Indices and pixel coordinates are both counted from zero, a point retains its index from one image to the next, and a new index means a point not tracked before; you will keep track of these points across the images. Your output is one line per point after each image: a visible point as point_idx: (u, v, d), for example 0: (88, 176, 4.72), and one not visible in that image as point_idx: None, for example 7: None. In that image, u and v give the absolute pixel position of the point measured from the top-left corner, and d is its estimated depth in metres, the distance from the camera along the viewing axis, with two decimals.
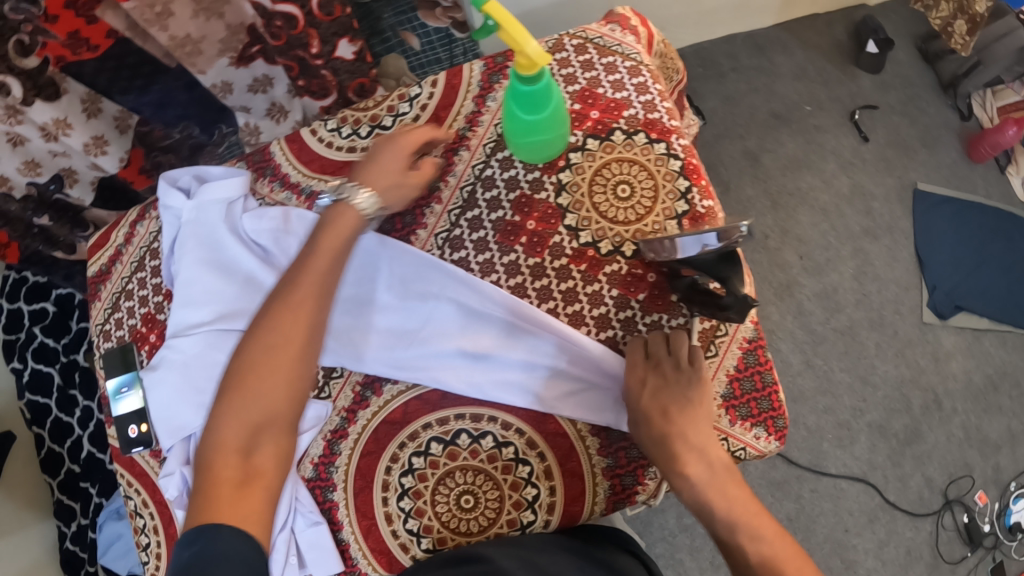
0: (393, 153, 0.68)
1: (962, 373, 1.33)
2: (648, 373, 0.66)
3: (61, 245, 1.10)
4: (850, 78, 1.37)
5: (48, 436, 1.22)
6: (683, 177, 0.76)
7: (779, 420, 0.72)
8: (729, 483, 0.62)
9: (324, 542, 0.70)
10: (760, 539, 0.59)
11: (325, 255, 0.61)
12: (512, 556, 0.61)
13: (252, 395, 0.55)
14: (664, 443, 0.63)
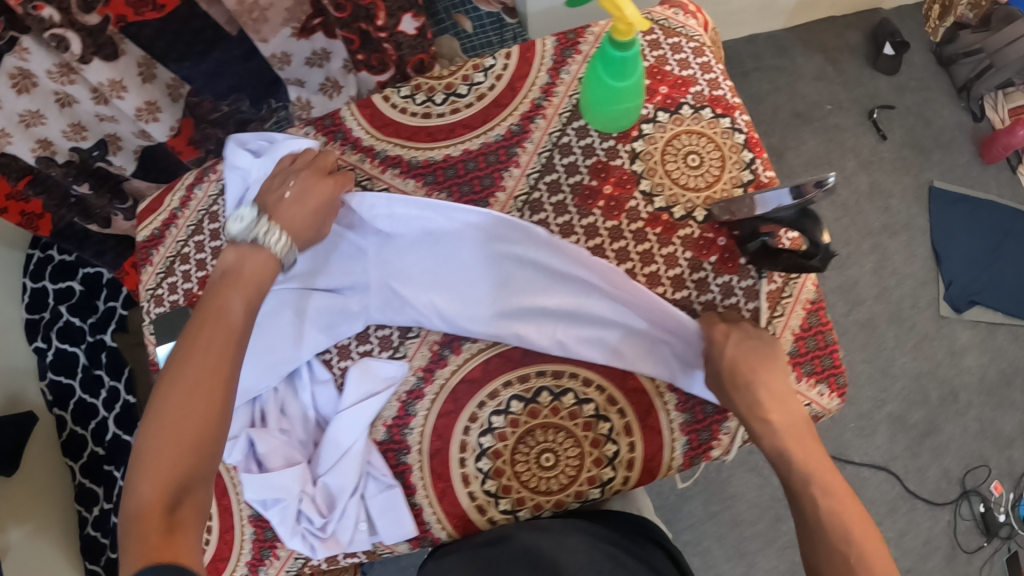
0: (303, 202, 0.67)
1: (977, 366, 1.36)
2: (733, 331, 0.67)
3: (96, 219, 1.08)
4: (868, 80, 1.41)
5: (71, 418, 1.22)
6: (747, 150, 0.79)
7: (840, 376, 0.74)
8: (807, 437, 0.64)
9: (397, 505, 0.69)
10: (832, 495, 0.60)
11: (240, 302, 0.62)
12: (550, 537, 0.63)
13: (173, 443, 0.53)
14: (748, 389, 0.65)
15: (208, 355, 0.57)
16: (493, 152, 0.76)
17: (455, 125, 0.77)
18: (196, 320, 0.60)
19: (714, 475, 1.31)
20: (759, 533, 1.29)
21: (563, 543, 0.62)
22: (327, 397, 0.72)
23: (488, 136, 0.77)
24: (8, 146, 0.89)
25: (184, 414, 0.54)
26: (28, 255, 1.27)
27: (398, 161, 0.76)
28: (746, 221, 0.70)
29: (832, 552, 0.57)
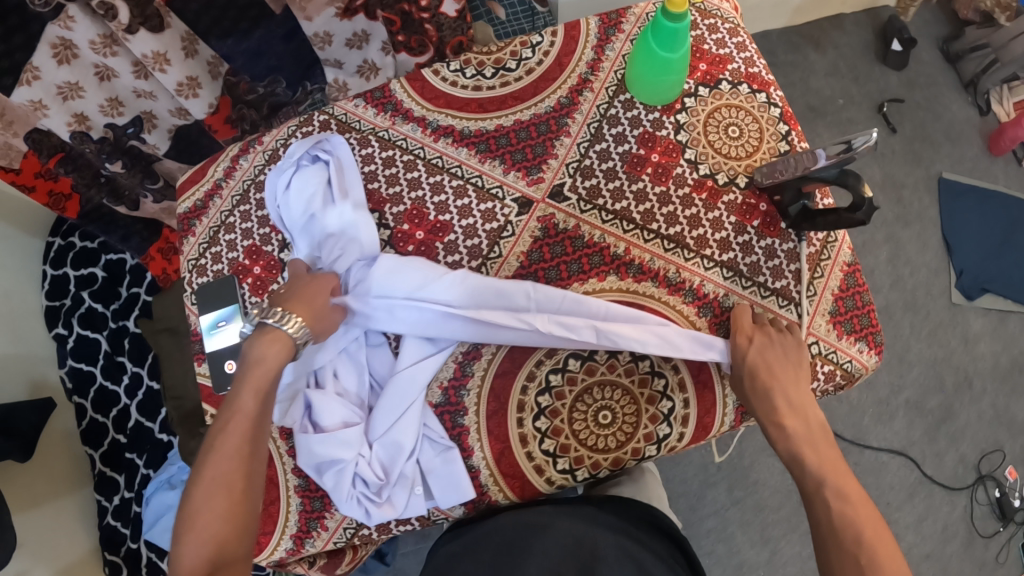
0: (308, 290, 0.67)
1: (990, 353, 1.38)
2: (754, 329, 0.70)
3: (126, 200, 1.07)
4: (879, 75, 1.45)
5: (91, 406, 1.22)
6: (783, 123, 0.82)
7: (877, 335, 0.76)
8: (823, 444, 0.66)
9: (454, 466, 0.69)
10: (844, 496, 0.61)
11: (252, 395, 0.61)
12: (562, 524, 0.65)
13: (207, 518, 0.56)
14: (766, 395, 0.67)
15: (230, 450, 0.58)
16: (544, 123, 0.79)
17: (506, 97, 0.80)
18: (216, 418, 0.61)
19: (736, 461, 1.32)
20: (782, 519, 1.30)
21: (571, 531, 0.65)
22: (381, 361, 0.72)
23: (539, 107, 0.80)
24: (44, 119, 0.87)
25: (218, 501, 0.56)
26: (48, 243, 1.27)
27: (450, 131, 0.78)
28: (789, 182, 0.73)
29: (841, 554, 0.58)
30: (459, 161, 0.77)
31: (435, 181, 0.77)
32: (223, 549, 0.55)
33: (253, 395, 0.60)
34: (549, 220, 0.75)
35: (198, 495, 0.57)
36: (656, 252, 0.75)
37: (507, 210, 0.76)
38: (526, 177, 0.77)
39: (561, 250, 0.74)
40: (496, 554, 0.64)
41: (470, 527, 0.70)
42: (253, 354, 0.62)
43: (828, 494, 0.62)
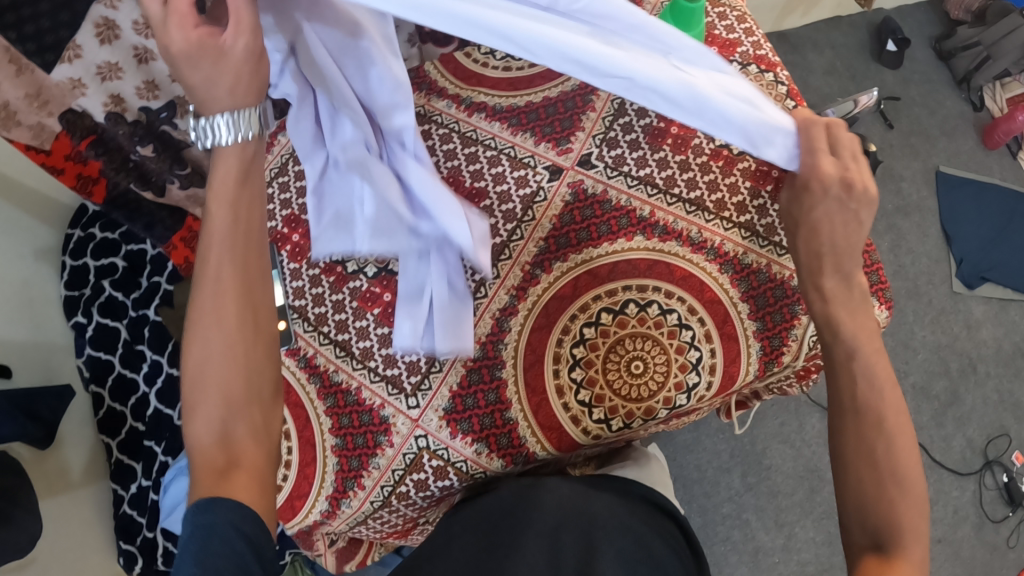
0: (194, 61, 0.49)
1: (992, 339, 1.41)
2: (832, 183, 0.62)
3: (152, 186, 1.10)
4: (875, 74, 1.52)
5: (108, 395, 1.23)
6: (790, 99, 0.84)
7: (887, 291, 0.79)
8: (862, 314, 0.65)
9: (466, 320, 0.73)
10: (869, 379, 0.63)
11: (225, 212, 0.54)
12: (560, 495, 0.66)
13: (210, 374, 0.54)
14: (816, 257, 0.66)
15: (217, 280, 0.54)
16: (571, 99, 0.82)
17: (534, 76, 0.83)
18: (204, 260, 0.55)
19: (749, 446, 1.34)
20: (796, 504, 1.31)
21: (569, 501, 0.65)
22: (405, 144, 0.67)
23: (565, 85, 0.83)
24: (82, 97, 0.91)
25: (222, 352, 0.54)
26: (67, 235, 1.28)
27: (483, 107, 0.82)
28: None
29: (858, 451, 0.61)
30: (492, 134, 0.81)
31: (469, 152, 0.80)
32: (232, 387, 0.54)
33: (225, 209, 0.54)
34: (579, 186, 0.79)
35: (197, 334, 0.54)
36: (679, 214, 0.77)
37: (539, 176, 0.79)
38: (555, 148, 0.80)
39: (591, 213, 0.77)
40: (498, 517, 0.66)
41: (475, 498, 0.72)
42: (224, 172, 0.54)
43: (857, 376, 0.63)
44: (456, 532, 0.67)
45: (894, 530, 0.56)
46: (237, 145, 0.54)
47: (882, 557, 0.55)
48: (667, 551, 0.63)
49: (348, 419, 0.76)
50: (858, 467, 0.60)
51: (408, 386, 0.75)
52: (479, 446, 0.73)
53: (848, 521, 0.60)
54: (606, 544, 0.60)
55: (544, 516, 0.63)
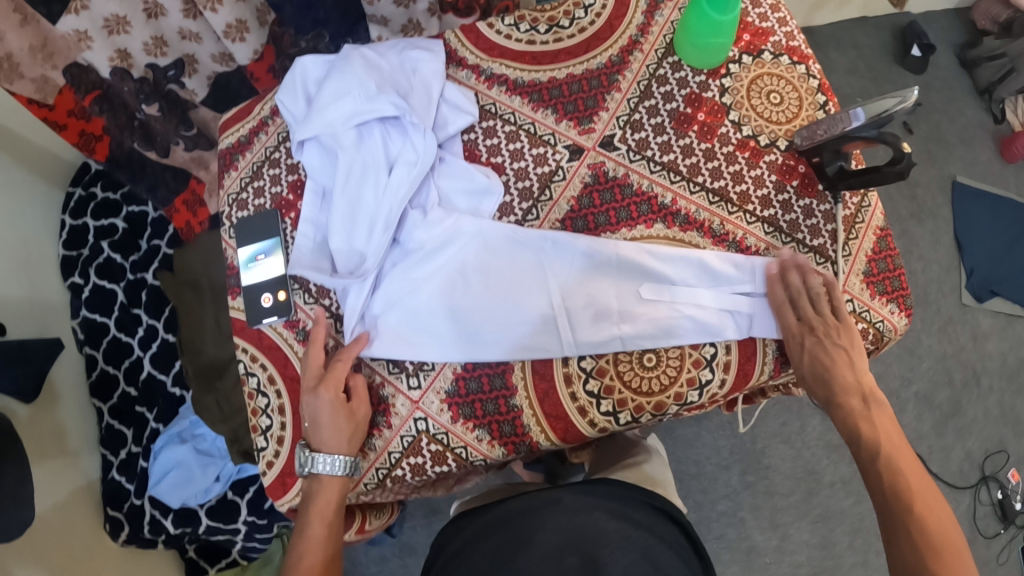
0: (329, 414, 0.68)
1: (997, 353, 1.39)
2: (805, 334, 0.69)
3: (157, 146, 1.07)
4: (897, 77, 1.48)
5: (103, 357, 1.20)
6: (821, 93, 0.82)
7: (907, 298, 0.76)
8: (884, 421, 0.68)
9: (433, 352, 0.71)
10: (892, 469, 0.65)
11: (320, 523, 0.68)
12: (563, 513, 0.65)
13: None
14: (825, 382, 0.68)
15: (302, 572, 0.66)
16: (595, 78, 0.80)
17: (559, 52, 0.81)
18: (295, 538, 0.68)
19: (749, 445, 1.33)
20: (793, 505, 1.30)
21: (574, 517, 0.64)
22: (411, 216, 0.72)
23: (590, 63, 0.81)
24: (87, 51, 0.89)
25: None
26: (68, 193, 1.26)
27: (504, 79, 0.80)
28: (828, 143, 0.74)
29: (900, 540, 0.61)
30: (512, 108, 0.79)
31: (487, 126, 0.78)
32: None
33: (323, 525, 0.67)
34: (599, 167, 0.76)
35: None
36: (701, 204, 0.76)
37: (558, 155, 0.77)
38: (577, 127, 0.78)
39: (610, 197, 0.75)
40: (498, 532, 0.65)
41: (482, 510, 0.72)
42: (315, 485, 0.69)
43: (879, 465, 0.65)
44: (461, 549, 0.67)
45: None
46: (336, 475, 0.69)
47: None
48: (675, 560, 0.63)
49: None
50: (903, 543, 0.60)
51: (411, 365, 0.72)
52: (481, 433, 0.70)
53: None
54: (613, 561, 0.59)
55: (547, 530, 0.62)
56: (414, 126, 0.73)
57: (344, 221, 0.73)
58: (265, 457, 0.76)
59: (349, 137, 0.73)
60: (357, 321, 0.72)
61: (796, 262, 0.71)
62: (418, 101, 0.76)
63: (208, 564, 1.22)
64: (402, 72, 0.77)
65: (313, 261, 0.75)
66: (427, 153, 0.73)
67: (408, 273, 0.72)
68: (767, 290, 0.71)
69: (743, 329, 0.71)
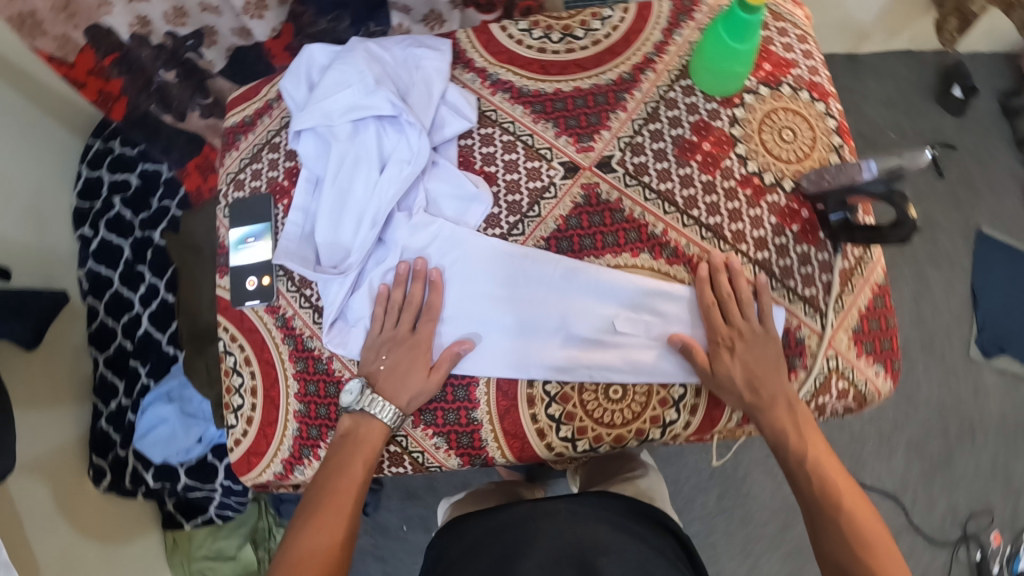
0: (411, 362, 0.69)
1: (998, 411, 1.35)
2: (738, 338, 0.69)
3: (173, 109, 1.08)
4: (934, 116, 1.43)
5: (104, 310, 1.23)
6: (837, 135, 0.80)
7: (896, 361, 0.75)
8: (811, 427, 0.69)
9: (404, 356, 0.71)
10: (819, 473, 0.67)
11: (360, 464, 0.68)
12: (558, 521, 0.65)
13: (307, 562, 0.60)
14: (755, 393, 0.68)
15: (335, 507, 0.65)
16: (603, 94, 0.79)
17: (569, 64, 0.80)
18: (325, 483, 0.67)
19: (730, 472, 1.31)
20: (766, 536, 1.29)
21: (569, 527, 0.64)
22: (397, 218, 0.73)
23: (599, 78, 0.80)
24: (108, 16, 0.92)
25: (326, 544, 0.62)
26: (87, 145, 1.29)
27: (508, 86, 0.79)
28: (832, 194, 0.71)
29: (832, 533, 0.63)
30: (513, 117, 0.78)
31: (486, 133, 0.77)
32: None
33: (362, 463, 0.67)
34: (592, 189, 0.75)
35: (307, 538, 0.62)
36: (693, 238, 0.74)
37: (553, 171, 0.76)
38: (576, 143, 0.77)
39: (600, 221, 0.74)
40: (490, 541, 0.66)
41: (485, 516, 0.72)
42: (359, 434, 0.69)
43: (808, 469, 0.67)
44: (459, 558, 0.66)
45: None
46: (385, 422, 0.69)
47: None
48: (670, 567, 0.62)
49: (315, 387, 0.75)
50: (833, 543, 0.62)
51: None
52: (439, 440, 0.71)
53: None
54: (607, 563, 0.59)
55: (539, 536, 0.63)
56: (410, 125, 0.73)
57: (333, 214, 0.73)
58: (233, 435, 0.78)
59: (345, 130, 0.74)
60: (336, 315, 0.73)
61: (726, 267, 0.71)
62: (416, 100, 0.75)
63: (185, 518, 1.22)
64: (405, 68, 0.77)
65: (298, 250, 0.75)
66: (422, 155, 0.72)
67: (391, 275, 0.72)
68: (698, 291, 0.71)
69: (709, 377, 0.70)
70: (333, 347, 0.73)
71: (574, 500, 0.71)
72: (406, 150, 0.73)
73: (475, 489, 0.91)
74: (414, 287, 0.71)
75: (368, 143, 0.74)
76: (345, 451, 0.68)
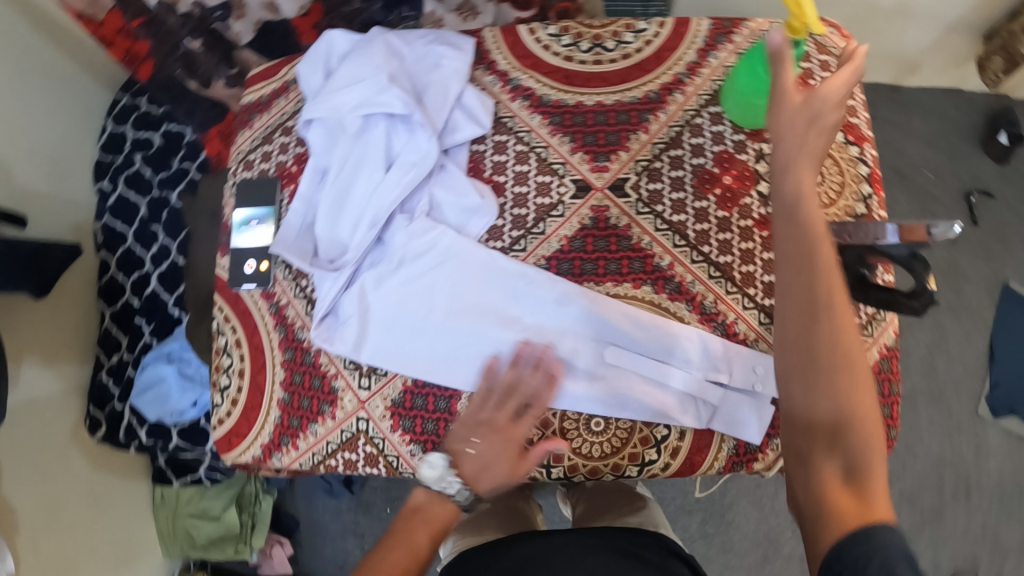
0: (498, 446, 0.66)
1: (998, 472, 1.30)
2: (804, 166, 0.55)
3: (197, 76, 1.08)
4: (976, 161, 1.37)
5: (115, 264, 1.24)
6: (867, 184, 0.77)
7: (892, 429, 0.73)
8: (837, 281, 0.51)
9: (389, 363, 0.71)
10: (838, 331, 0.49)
11: (426, 535, 0.67)
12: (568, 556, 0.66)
13: None
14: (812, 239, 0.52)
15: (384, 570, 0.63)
16: (625, 112, 0.76)
17: (594, 76, 0.77)
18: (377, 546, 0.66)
19: (716, 499, 1.28)
20: (745, 566, 1.26)
21: (584, 562, 0.65)
22: (397, 220, 0.72)
23: (624, 95, 0.77)
24: None
25: None
26: (114, 99, 1.29)
27: (529, 94, 0.77)
28: (854, 248, 0.69)
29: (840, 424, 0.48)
30: (529, 126, 0.76)
31: (499, 141, 0.76)
32: None
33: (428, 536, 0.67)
34: (602, 212, 0.73)
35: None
36: (699, 276, 0.71)
37: (563, 189, 0.74)
38: (591, 162, 0.74)
39: (604, 246, 0.72)
40: None
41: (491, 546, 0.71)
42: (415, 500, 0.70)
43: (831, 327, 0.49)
44: None
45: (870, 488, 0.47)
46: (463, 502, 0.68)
47: (859, 500, 0.46)
48: None
49: (301, 379, 0.75)
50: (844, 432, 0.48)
51: (365, 366, 0.72)
52: (415, 448, 0.71)
53: (800, 512, 0.50)
54: None
55: None
56: (420, 126, 0.71)
57: (335, 208, 0.73)
58: (218, 414, 0.77)
59: (354, 124, 0.73)
60: (327, 310, 0.72)
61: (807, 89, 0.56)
62: (431, 101, 0.74)
63: (174, 475, 1.23)
64: (423, 67, 0.75)
65: (296, 240, 0.74)
66: (429, 159, 0.71)
67: (385, 279, 0.72)
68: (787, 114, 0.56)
69: (697, 420, 0.68)
70: (322, 343, 0.72)
71: (580, 531, 0.70)
72: (416, 151, 0.72)
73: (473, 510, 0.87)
74: (531, 375, 0.67)
75: (376, 141, 0.72)
76: (411, 529, 0.67)
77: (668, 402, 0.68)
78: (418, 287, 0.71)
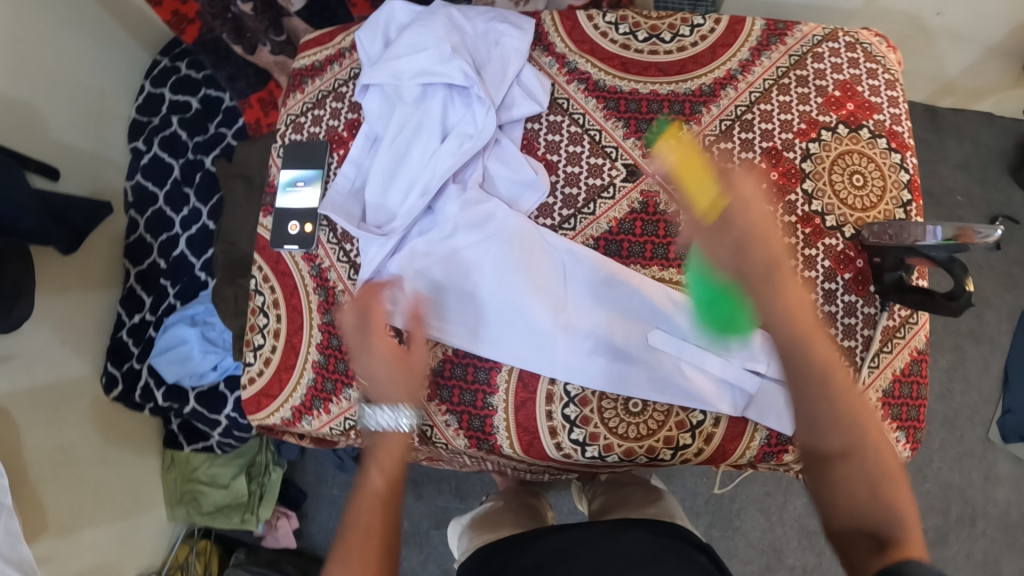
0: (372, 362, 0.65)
1: (1004, 502, 1.26)
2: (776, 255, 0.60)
3: (244, 42, 1.07)
4: (1007, 188, 1.36)
5: (144, 225, 1.24)
6: (907, 190, 0.77)
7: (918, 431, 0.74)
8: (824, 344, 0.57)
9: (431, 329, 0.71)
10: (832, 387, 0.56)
11: (381, 475, 0.60)
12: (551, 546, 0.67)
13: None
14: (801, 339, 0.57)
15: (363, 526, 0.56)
16: (679, 103, 0.77)
17: (649, 65, 0.78)
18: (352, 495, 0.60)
19: (726, 502, 1.25)
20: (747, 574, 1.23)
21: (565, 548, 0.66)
22: (449, 189, 0.72)
23: (679, 86, 0.77)
24: None
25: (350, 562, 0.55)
26: (154, 60, 1.30)
27: (585, 77, 0.78)
28: (894, 249, 0.70)
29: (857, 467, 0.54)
30: (584, 109, 0.76)
31: (554, 121, 0.76)
32: None
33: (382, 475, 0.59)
34: (651, 197, 0.73)
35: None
36: None
37: (615, 171, 0.74)
38: (642, 148, 0.75)
39: (652, 230, 0.73)
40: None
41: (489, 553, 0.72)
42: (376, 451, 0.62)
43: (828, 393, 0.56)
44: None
45: (900, 526, 0.52)
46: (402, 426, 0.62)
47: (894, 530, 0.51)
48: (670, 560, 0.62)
49: (338, 342, 0.75)
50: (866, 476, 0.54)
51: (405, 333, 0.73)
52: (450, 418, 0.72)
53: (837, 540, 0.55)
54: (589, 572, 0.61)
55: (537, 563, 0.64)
56: (479, 99, 0.72)
57: (389, 175, 0.74)
58: (249, 373, 0.77)
59: (413, 92, 0.74)
60: (372, 273, 0.73)
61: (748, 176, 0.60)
62: (490, 76, 0.75)
63: (185, 440, 1.23)
64: (481, 41, 0.76)
65: (344, 202, 0.75)
66: (488, 130, 0.71)
67: (432, 247, 0.72)
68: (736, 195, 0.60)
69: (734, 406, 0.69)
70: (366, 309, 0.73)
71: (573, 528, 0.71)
72: (473, 121, 0.72)
73: (486, 508, 0.89)
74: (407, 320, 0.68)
75: (436, 109, 0.73)
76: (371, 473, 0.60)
77: (707, 388, 0.68)
78: (466, 260, 0.71)
